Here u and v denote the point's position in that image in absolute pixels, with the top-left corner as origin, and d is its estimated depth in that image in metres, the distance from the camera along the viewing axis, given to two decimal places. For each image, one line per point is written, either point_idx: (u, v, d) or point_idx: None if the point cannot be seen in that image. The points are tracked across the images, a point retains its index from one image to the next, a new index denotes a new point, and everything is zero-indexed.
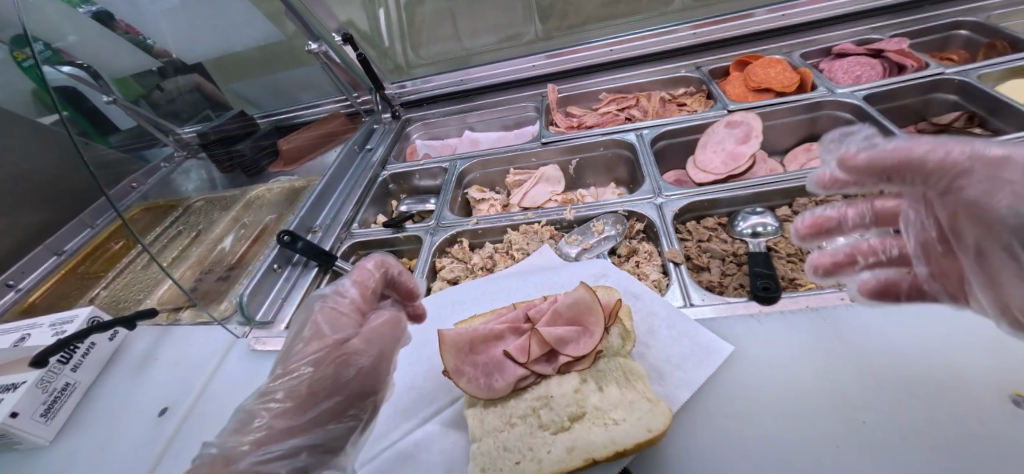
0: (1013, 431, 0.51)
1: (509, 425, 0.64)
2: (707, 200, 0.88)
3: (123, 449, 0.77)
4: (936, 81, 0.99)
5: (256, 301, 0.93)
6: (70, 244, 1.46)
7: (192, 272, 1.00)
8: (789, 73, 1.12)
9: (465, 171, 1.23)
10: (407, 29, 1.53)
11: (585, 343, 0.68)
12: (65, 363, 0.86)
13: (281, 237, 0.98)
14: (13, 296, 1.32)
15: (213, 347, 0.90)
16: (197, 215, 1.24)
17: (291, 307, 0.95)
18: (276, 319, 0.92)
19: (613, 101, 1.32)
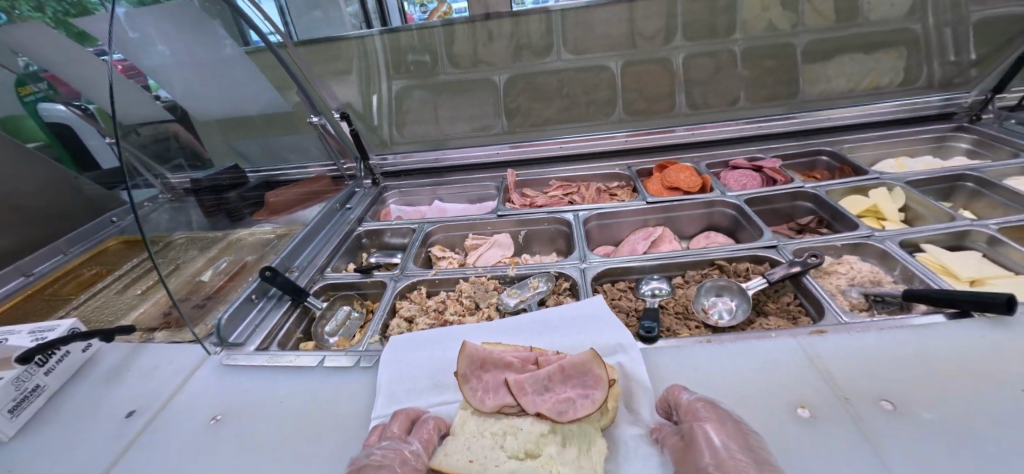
0: (808, 433, 0.66)
1: (479, 434, 0.75)
2: (621, 267, 1.10)
3: (86, 447, 0.86)
4: (797, 192, 1.30)
5: (232, 325, 1.08)
6: (40, 267, 1.52)
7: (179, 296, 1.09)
8: (695, 177, 1.40)
9: (430, 232, 1.43)
10: (396, 113, 1.83)
11: (566, 407, 0.73)
12: (40, 366, 0.96)
13: (265, 272, 1.15)
14: None
15: (185, 361, 1.03)
16: (179, 250, 1.44)
17: (262, 333, 1.09)
18: (246, 341, 1.07)
19: (560, 188, 1.58)
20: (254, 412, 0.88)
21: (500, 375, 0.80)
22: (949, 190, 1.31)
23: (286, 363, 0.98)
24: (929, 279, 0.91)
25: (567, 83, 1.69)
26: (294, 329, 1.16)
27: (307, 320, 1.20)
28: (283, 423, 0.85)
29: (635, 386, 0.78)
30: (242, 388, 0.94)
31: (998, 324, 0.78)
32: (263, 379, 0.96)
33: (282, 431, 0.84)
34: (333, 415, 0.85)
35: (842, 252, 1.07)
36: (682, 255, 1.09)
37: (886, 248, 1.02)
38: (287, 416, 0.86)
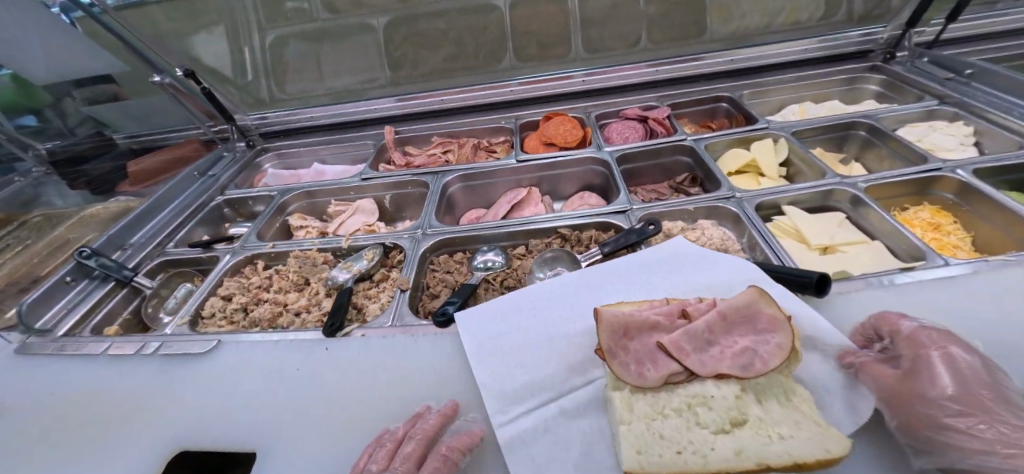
0: None
1: (658, 413, 0.52)
2: (459, 238, 1.01)
3: None
4: (677, 145, 1.17)
5: (38, 310, 0.94)
6: None
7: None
8: (576, 130, 1.30)
9: (286, 202, 1.31)
10: (273, 67, 1.59)
11: (747, 360, 0.53)
12: None
13: (79, 251, 1.02)
14: None
15: None
16: (28, 229, 1.32)
17: (76, 316, 0.96)
18: (57, 327, 0.94)
19: (440, 144, 1.47)
20: (29, 407, 0.76)
21: (647, 338, 0.56)
22: (842, 139, 1.20)
23: (75, 350, 0.84)
24: (768, 249, 0.81)
25: (454, 27, 1.49)
26: (120, 310, 1.03)
27: (139, 299, 1.07)
28: (75, 428, 0.70)
29: (812, 328, 0.62)
30: (26, 379, 0.81)
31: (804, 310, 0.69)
32: (51, 368, 0.82)
33: (72, 437, 0.69)
34: (117, 409, 0.72)
35: (696, 215, 0.96)
36: (525, 223, 1.00)
37: (738, 211, 0.90)
38: (82, 417, 0.72)
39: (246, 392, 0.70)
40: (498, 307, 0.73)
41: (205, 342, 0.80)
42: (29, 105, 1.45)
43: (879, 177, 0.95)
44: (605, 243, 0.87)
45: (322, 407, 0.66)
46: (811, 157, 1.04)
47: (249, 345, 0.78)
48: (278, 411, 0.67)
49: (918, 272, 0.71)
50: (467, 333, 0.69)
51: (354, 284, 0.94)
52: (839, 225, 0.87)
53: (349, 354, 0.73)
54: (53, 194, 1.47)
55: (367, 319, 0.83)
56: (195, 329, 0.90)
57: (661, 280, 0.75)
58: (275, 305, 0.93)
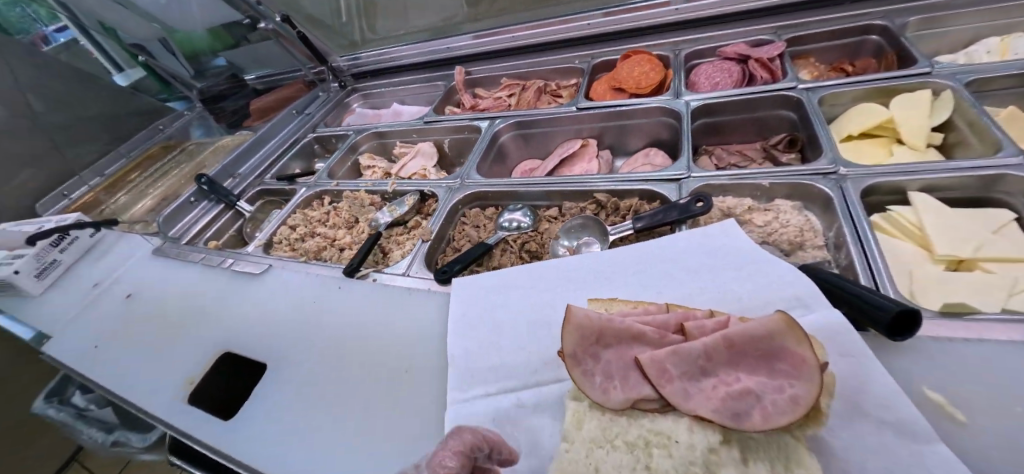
0: None
1: (608, 443, 0.43)
2: (493, 192, 0.97)
3: (62, 312, 1.00)
4: (781, 96, 0.91)
5: (172, 221, 1.18)
6: (110, 170, 1.64)
7: (154, 202, 1.38)
8: (654, 73, 1.09)
9: (358, 142, 1.40)
10: (365, 9, 1.57)
11: (751, 407, 0.40)
12: (53, 245, 1.11)
13: (200, 181, 1.25)
14: (64, 204, 1.51)
15: (137, 247, 1.15)
16: (184, 155, 1.67)
17: (197, 228, 1.19)
18: (182, 235, 1.16)
19: (506, 87, 1.38)
20: (154, 296, 0.94)
21: (626, 348, 0.46)
22: None
23: (189, 258, 1.02)
24: (857, 250, 0.60)
25: None
26: (227, 228, 1.23)
27: (242, 220, 1.26)
28: (169, 320, 0.86)
29: (869, 383, 0.45)
30: (156, 274, 1.01)
31: (885, 349, 0.50)
32: (170, 270, 1.02)
33: (166, 326, 0.85)
34: (194, 308, 0.86)
35: (774, 193, 0.76)
36: (564, 183, 0.92)
37: (831, 194, 0.68)
38: (176, 310, 0.88)
39: (267, 316, 0.77)
40: (494, 277, 0.69)
41: (260, 264, 0.91)
42: (207, 50, 1.67)
43: None
44: (639, 217, 0.75)
45: (316, 342, 0.70)
46: (984, 123, 0.72)
47: (287, 272, 0.86)
48: (286, 338, 0.73)
49: None
50: (455, 303, 0.66)
51: (386, 230, 0.98)
52: (994, 231, 0.61)
53: (359, 297, 0.75)
54: (202, 127, 1.80)
55: (388, 263, 0.87)
56: (268, 251, 1.04)
57: (686, 273, 0.62)
58: (325, 240, 1.00)
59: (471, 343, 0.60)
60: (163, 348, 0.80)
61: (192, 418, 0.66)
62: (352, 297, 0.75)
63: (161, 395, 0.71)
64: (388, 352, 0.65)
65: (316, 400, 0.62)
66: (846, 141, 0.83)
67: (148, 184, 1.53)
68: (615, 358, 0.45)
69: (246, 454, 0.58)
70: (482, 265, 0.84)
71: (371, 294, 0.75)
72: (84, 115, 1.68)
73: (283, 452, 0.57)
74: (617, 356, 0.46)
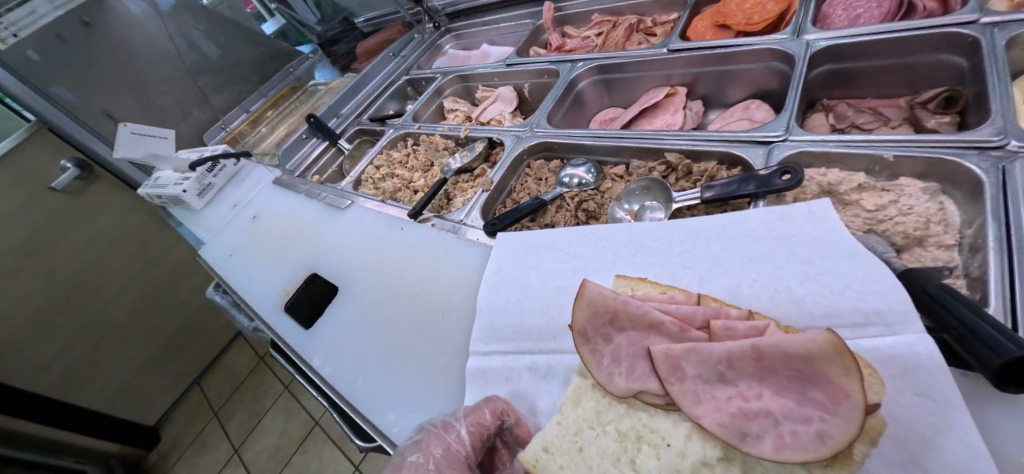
0: None
1: (600, 429, 0.48)
2: (560, 144, 0.93)
3: (212, 226, 1.24)
4: (948, 34, 0.69)
5: (289, 156, 1.35)
6: (254, 106, 1.92)
7: (280, 138, 1.60)
8: (772, 4, 0.90)
9: (443, 86, 1.42)
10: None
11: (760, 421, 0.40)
12: (209, 171, 1.35)
13: (311, 119, 1.36)
14: (221, 135, 1.82)
15: (265, 177, 1.35)
16: (305, 95, 1.88)
17: (306, 163, 1.34)
18: (296, 169, 1.32)
19: (597, 25, 1.26)
20: (271, 219, 1.11)
21: (639, 336, 0.48)
22: None
23: (300, 188, 1.17)
24: (996, 258, 0.46)
25: None
26: (331, 164, 1.37)
27: (342, 158, 1.38)
28: (279, 241, 1.00)
29: (932, 430, 0.38)
30: (275, 201, 1.19)
31: (988, 390, 0.40)
32: (285, 198, 1.18)
33: (277, 246, 0.99)
34: (297, 233, 0.99)
35: (900, 169, 0.59)
36: (636, 139, 0.83)
37: (984, 179, 0.52)
38: (285, 233, 1.02)
39: (349, 250, 0.87)
40: (536, 235, 0.68)
41: (345, 200, 1.00)
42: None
43: None
44: (709, 186, 0.66)
45: (384, 279, 0.77)
46: None
47: (368, 211, 0.94)
48: (361, 273, 0.81)
49: None
50: (496, 258, 0.67)
51: (452, 175, 1.00)
52: None
53: (419, 242, 0.80)
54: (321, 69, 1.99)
55: (451, 209, 0.90)
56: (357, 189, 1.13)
57: (735, 257, 0.55)
58: (401, 181, 1.05)
59: (502, 298, 0.62)
60: (271, 265, 0.94)
61: (288, 328, 0.78)
62: (414, 243, 0.80)
63: (267, 304, 0.85)
64: (438, 299, 0.69)
65: (378, 333, 0.69)
66: None
67: (278, 121, 1.76)
68: (632, 347, 0.48)
69: (324, 368, 0.69)
70: (535, 220, 0.82)
71: (432, 241, 0.79)
72: (238, 58, 1.93)
73: (350, 373, 0.66)
74: (636, 345, 0.48)
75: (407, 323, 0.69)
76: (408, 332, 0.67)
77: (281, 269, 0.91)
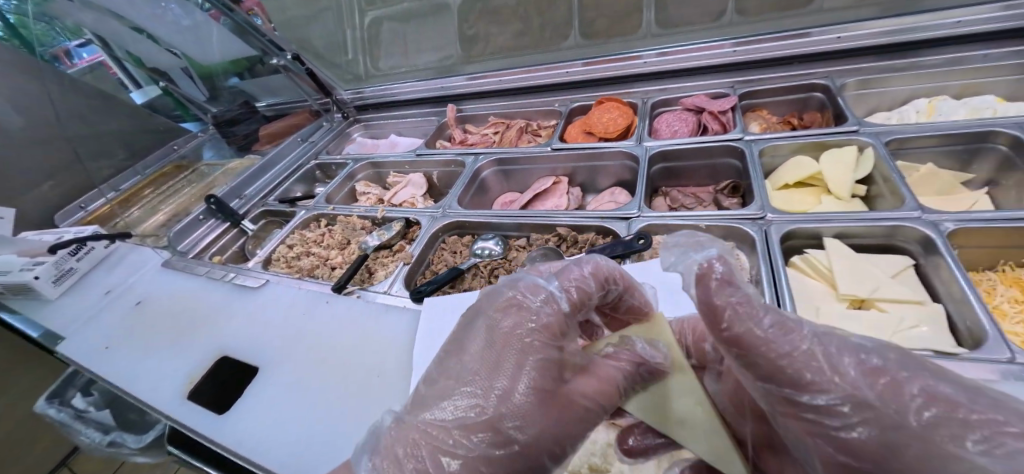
0: None
1: None
2: (470, 222, 1.07)
3: (73, 316, 1.08)
4: (730, 146, 1.04)
5: (182, 236, 1.27)
6: (124, 184, 1.73)
7: (164, 219, 1.48)
8: (620, 119, 1.23)
9: (355, 170, 1.51)
10: (369, 45, 1.77)
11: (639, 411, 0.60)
12: (72, 254, 1.20)
13: (210, 200, 1.33)
14: (80, 215, 1.62)
15: (147, 259, 1.24)
16: (196, 174, 1.80)
17: (203, 244, 1.28)
18: (189, 250, 1.24)
19: (494, 125, 1.52)
20: (158, 303, 1.03)
21: None
22: (971, 153, 0.92)
23: (200, 269, 1.12)
24: (772, 290, 0.69)
25: (523, 4, 1.45)
26: (230, 244, 1.33)
27: (245, 238, 1.36)
28: (172, 327, 0.93)
29: None
30: (163, 284, 1.11)
31: None
32: (176, 280, 1.11)
33: (170, 331, 0.92)
34: (196, 315, 0.94)
35: (712, 234, 0.86)
36: (532, 217, 1.02)
37: (758, 236, 0.79)
38: (179, 317, 0.96)
39: (266, 325, 0.86)
40: (460, 296, 0.79)
41: (258, 279, 1.00)
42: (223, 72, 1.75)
43: (999, 216, 0.71)
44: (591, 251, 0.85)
45: (309, 349, 0.79)
46: (893, 177, 0.84)
47: (285, 287, 0.95)
48: (282, 347, 0.81)
49: (960, 360, 0.56)
50: (425, 319, 0.76)
51: (371, 251, 1.07)
52: (893, 276, 0.71)
53: (346, 313, 0.85)
54: (215, 150, 1.92)
55: (373, 282, 0.96)
56: (267, 268, 1.12)
57: None
58: (318, 259, 1.10)
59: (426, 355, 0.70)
60: (162, 351, 0.87)
61: (192, 414, 0.73)
62: (343, 313, 0.85)
63: (164, 393, 0.77)
64: (369, 361, 0.74)
65: (305, 401, 0.70)
66: (780, 190, 0.94)
67: (161, 202, 1.64)
68: None
69: (242, 447, 0.66)
70: (454, 287, 0.92)
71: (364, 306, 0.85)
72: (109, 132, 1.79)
73: (274, 447, 0.65)
74: None
75: (337, 387, 0.71)
76: (341, 394, 0.70)
77: (177, 356, 0.85)
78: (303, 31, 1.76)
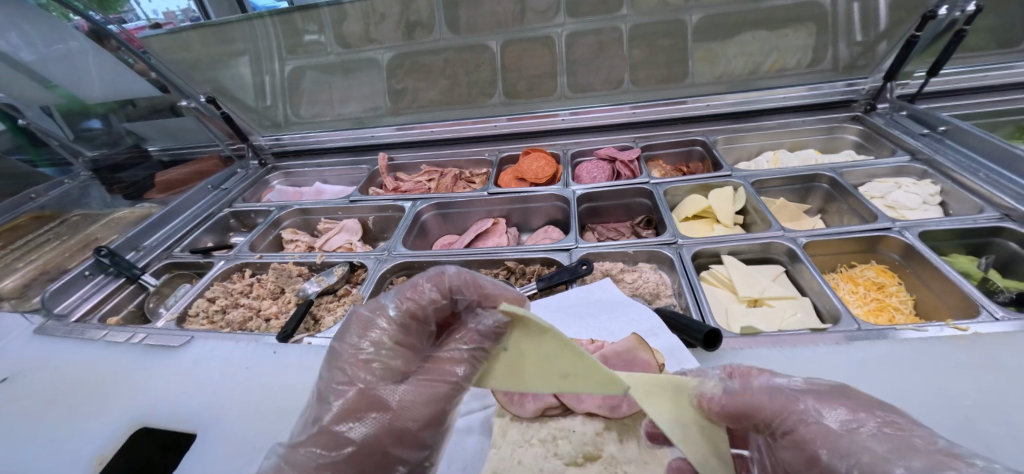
0: (988, 387, 0.65)
1: (527, 442, 0.69)
2: (417, 262, 1.10)
3: None
4: (640, 187, 1.25)
5: (60, 297, 1.09)
6: None
7: (27, 277, 1.24)
8: (548, 166, 1.39)
9: (281, 217, 1.45)
10: (290, 93, 1.73)
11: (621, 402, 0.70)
12: None
13: (99, 251, 1.17)
14: None
15: (9, 327, 1.07)
16: (69, 226, 1.51)
17: (89, 305, 1.11)
18: (72, 313, 1.09)
19: (427, 172, 1.59)
20: (36, 378, 0.92)
21: None
22: (806, 189, 1.24)
23: (89, 335, 1.01)
24: (692, 298, 0.86)
25: (450, 63, 1.57)
26: (126, 302, 1.18)
27: (145, 294, 1.21)
28: (66, 405, 0.86)
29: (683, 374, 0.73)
30: (39, 356, 0.98)
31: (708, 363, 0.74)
32: (56, 349, 0.99)
33: (63, 412, 0.85)
34: (93, 385, 0.88)
35: (637, 258, 1.02)
36: (479, 253, 1.09)
37: (673, 256, 0.97)
38: (71, 393, 0.88)
39: (197, 385, 0.85)
40: None
41: (180, 337, 0.95)
42: (99, 110, 1.68)
43: (829, 232, 0.97)
44: (541, 279, 0.94)
45: (254, 402, 0.81)
46: (762, 208, 1.09)
47: (215, 342, 0.93)
48: (220, 405, 0.81)
49: (824, 333, 0.76)
50: None
51: (315, 297, 1.06)
52: (773, 279, 0.93)
53: (293, 363, 0.85)
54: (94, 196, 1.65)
55: (321, 329, 0.95)
56: (180, 325, 1.04)
57: (565, 318, 0.86)
58: (249, 310, 1.04)
59: None
60: (57, 433, 0.81)
61: None
62: (298, 361, 0.86)
63: None
64: None
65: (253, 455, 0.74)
66: (683, 221, 1.15)
67: (17, 256, 1.33)
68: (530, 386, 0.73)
69: None
70: None
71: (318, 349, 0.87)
72: None
73: None
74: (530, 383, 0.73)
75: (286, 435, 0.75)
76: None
77: (84, 434, 0.80)
78: (214, 73, 1.67)
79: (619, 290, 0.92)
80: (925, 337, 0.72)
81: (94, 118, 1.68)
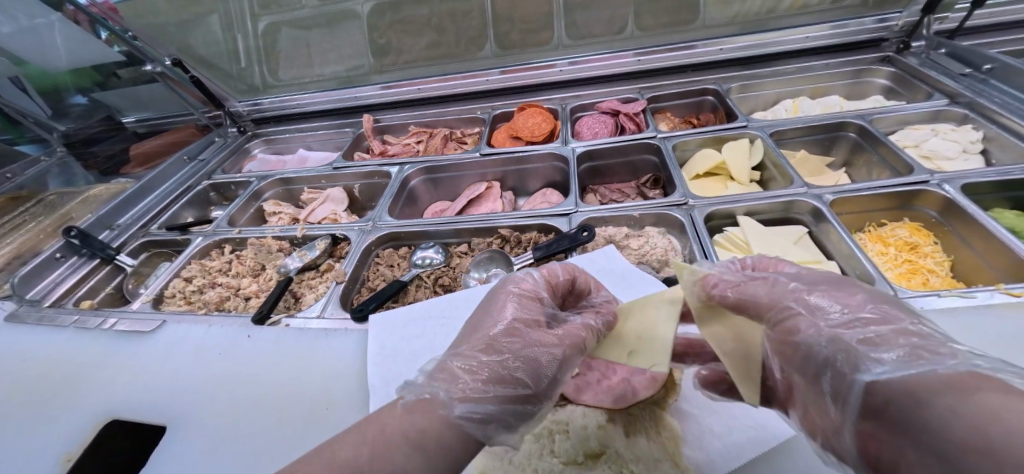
0: None
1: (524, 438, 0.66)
2: (406, 232, 1.04)
3: None
4: (646, 143, 1.15)
5: (30, 282, 1.04)
6: None
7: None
8: (545, 124, 1.28)
9: (261, 189, 1.36)
10: (266, 53, 1.59)
11: (625, 389, 0.63)
12: None
13: (68, 231, 1.09)
14: None
15: None
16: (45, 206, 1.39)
17: (62, 289, 1.05)
18: (44, 298, 1.03)
19: (415, 134, 1.49)
20: (7, 369, 0.89)
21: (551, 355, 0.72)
22: (831, 140, 1.13)
23: (62, 322, 0.95)
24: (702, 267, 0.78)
25: (437, 13, 1.41)
26: (103, 285, 1.11)
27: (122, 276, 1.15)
28: (39, 401, 0.81)
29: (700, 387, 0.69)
30: (11, 345, 0.94)
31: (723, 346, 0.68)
32: (29, 338, 0.95)
33: (34, 409, 0.80)
34: (66, 374, 0.84)
35: (644, 222, 0.95)
36: (471, 221, 1.02)
37: (683, 219, 0.90)
38: (43, 385, 0.84)
39: (171, 372, 0.81)
40: (404, 311, 0.82)
41: (152, 322, 0.90)
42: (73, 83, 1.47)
43: (858, 189, 0.88)
44: (538, 248, 0.89)
45: (233, 386, 0.77)
46: (782, 163, 0.98)
47: (189, 326, 0.88)
48: (197, 394, 0.77)
49: None
50: (375, 337, 0.77)
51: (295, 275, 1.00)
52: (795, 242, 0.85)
53: (271, 347, 0.81)
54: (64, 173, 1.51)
55: (302, 308, 0.90)
56: (158, 307, 0.98)
57: None
58: (227, 289, 0.99)
59: (386, 374, 0.72)
60: (26, 430, 0.77)
61: None
62: (279, 350, 0.80)
63: None
64: (302, 392, 0.73)
65: (223, 451, 0.68)
66: (693, 179, 1.07)
67: None
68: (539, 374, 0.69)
69: None
70: (397, 301, 0.90)
71: (301, 331, 0.82)
72: None
73: None
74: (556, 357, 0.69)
75: (260, 422, 0.71)
76: (258, 438, 0.69)
77: (58, 431, 0.76)
78: (183, 36, 1.50)
79: (624, 258, 0.87)
80: (971, 305, 0.66)
81: (77, 93, 1.50)
